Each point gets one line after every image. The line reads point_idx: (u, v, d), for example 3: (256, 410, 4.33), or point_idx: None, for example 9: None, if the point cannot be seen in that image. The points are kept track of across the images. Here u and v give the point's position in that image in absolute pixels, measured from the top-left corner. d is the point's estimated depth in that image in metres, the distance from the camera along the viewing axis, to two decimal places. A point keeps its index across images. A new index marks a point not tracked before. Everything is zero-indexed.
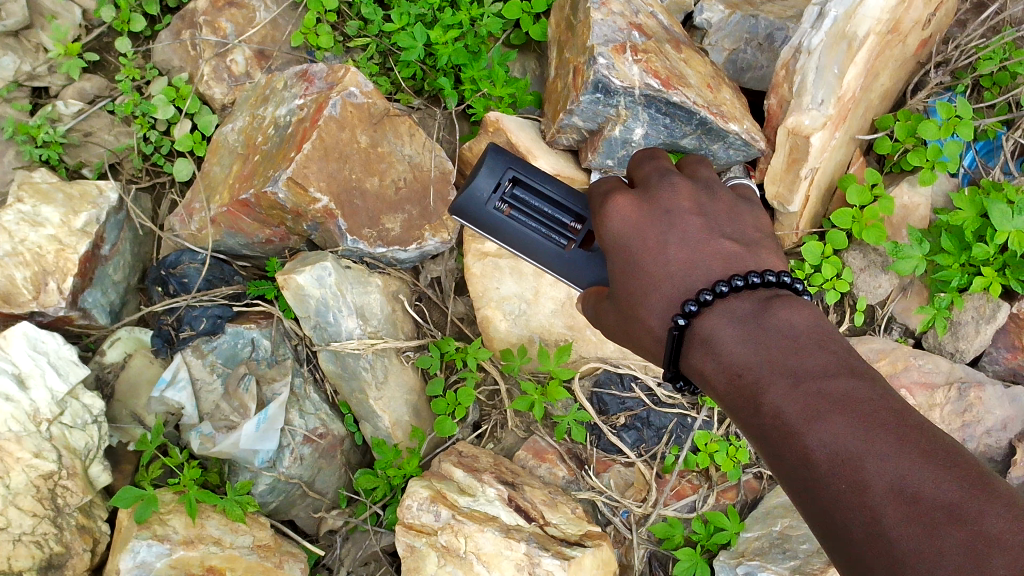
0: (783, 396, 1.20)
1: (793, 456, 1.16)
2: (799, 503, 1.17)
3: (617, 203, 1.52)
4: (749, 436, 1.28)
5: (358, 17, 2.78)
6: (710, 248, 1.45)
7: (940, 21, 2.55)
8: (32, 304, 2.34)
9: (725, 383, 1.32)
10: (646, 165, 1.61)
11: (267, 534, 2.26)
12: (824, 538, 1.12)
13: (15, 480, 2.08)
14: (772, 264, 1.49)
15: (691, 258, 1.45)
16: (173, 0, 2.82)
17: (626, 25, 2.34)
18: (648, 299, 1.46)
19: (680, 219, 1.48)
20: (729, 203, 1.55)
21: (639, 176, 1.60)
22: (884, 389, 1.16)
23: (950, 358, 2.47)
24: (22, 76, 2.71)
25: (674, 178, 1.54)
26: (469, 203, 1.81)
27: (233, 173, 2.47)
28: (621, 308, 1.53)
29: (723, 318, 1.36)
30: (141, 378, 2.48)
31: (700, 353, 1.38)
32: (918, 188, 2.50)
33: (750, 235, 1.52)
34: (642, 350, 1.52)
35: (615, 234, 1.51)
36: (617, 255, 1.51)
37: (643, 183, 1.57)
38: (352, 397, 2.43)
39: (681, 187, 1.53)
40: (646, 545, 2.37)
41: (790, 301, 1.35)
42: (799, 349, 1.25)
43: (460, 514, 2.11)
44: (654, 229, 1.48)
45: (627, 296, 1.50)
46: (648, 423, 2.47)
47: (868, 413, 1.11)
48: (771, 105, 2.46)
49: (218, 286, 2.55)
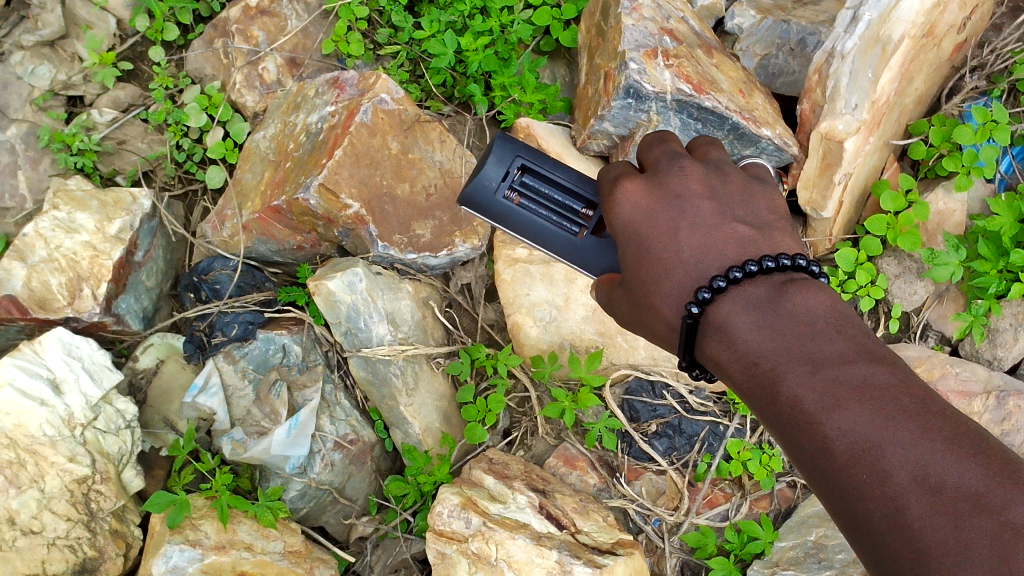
0: (800, 383, 1.19)
1: (812, 445, 1.15)
2: (818, 492, 1.16)
3: (627, 188, 1.50)
4: (765, 422, 1.27)
5: (389, 24, 2.78)
6: (723, 234, 1.44)
7: (975, 25, 2.52)
8: (67, 310, 2.37)
9: (741, 371, 1.31)
10: (654, 149, 1.59)
11: (298, 540, 2.27)
12: (845, 528, 1.11)
13: (50, 484, 2.10)
14: (789, 247, 1.47)
15: (703, 244, 1.44)
16: (206, 10, 2.84)
17: (657, 31, 2.33)
18: (660, 288, 1.45)
19: (690, 204, 1.46)
20: (742, 183, 1.53)
21: (649, 160, 1.58)
22: (904, 374, 1.14)
23: (988, 366, 2.44)
24: (58, 85, 2.75)
25: (685, 162, 1.52)
26: (477, 193, 1.80)
27: (265, 180, 2.48)
28: (633, 298, 1.53)
29: (737, 305, 1.34)
30: (174, 383, 2.51)
31: (715, 340, 1.37)
32: (954, 194, 2.48)
33: (764, 217, 1.50)
34: (656, 337, 1.53)
35: (626, 221, 1.49)
36: (627, 242, 1.50)
37: (652, 168, 1.55)
38: (383, 403, 2.43)
39: (690, 172, 1.51)
40: (678, 554, 2.35)
41: (805, 284, 1.33)
42: (817, 334, 1.24)
43: (492, 521, 2.10)
44: (665, 215, 1.46)
45: (639, 285, 1.49)
46: (680, 430, 2.45)
47: (887, 401, 1.10)
48: (803, 109, 2.45)
49: (250, 292, 2.56)
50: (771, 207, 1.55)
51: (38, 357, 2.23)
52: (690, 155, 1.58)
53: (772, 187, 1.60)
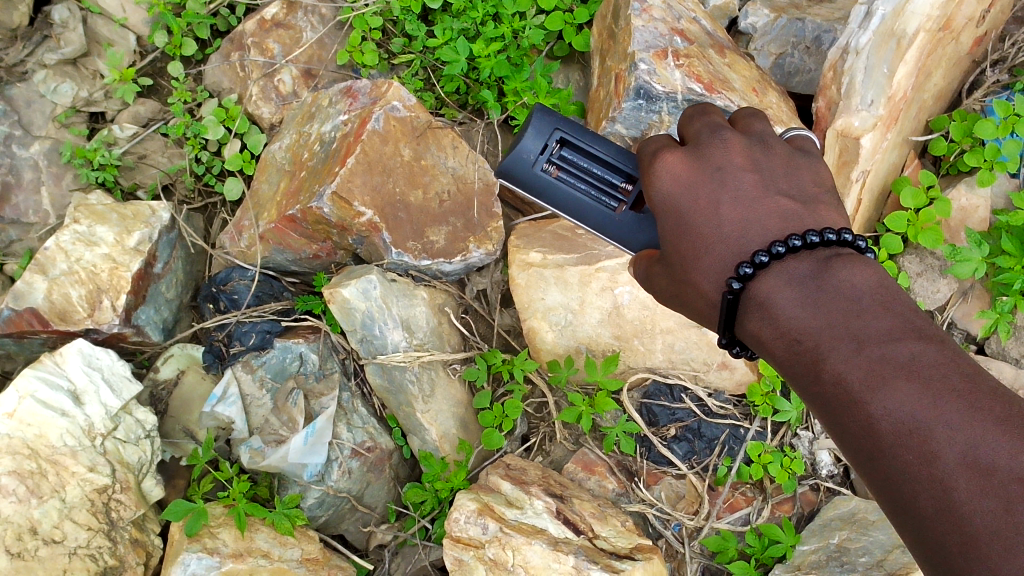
0: (845, 361, 1.18)
1: (857, 424, 1.14)
2: (865, 471, 1.16)
3: (666, 160, 1.51)
4: (809, 401, 1.26)
5: (403, 34, 2.80)
6: (766, 207, 1.43)
7: (995, 18, 2.48)
8: (87, 321, 2.39)
9: (784, 349, 1.30)
10: (697, 121, 1.59)
11: (315, 548, 2.27)
12: (892, 510, 1.11)
13: (71, 494, 2.12)
14: (832, 220, 1.45)
15: (745, 217, 1.43)
16: (223, 25, 2.89)
17: (667, 31, 2.32)
18: (701, 262, 1.46)
19: (732, 177, 1.46)
20: (786, 155, 1.52)
21: (690, 133, 1.58)
22: (953, 352, 1.12)
23: (1015, 365, 2.37)
24: (80, 102, 2.80)
25: (726, 133, 1.53)
26: (516, 165, 1.86)
27: (281, 190, 2.49)
28: (676, 275, 1.52)
29: (780, 280, 1.33)
30: (194, 394, 2.53)
31: (756, 316, 1.36)
32: (976, 190, 2.45)
33: (808, 190, 1.49)
34: (697, 314, 1.53)
35: (666, 192, 1.50)
36: (667, 216, 1.51)
37: (693, 140, 1.56)
38: (400, 410, 2.43)
39: (732, 144, 1.51)
40: (698, 559, 2.32)
41: (850, 259, 1.31)
42: (861, 310, 1.22)
43: (508, 527, 2.08)
44: (705, 188, 1.46)
45: (681, 260, 1.49)
46: (699, 434, 2.43)
47: (935, 379, 1.08)
48: (819, 108, 2.41)
49: (267, 302, 2.57)
50: (816, 177, 1.52)
51: (59, 368, 2.25)
52: (733, 127, 1.58)
53: (819, 158, 1.57)
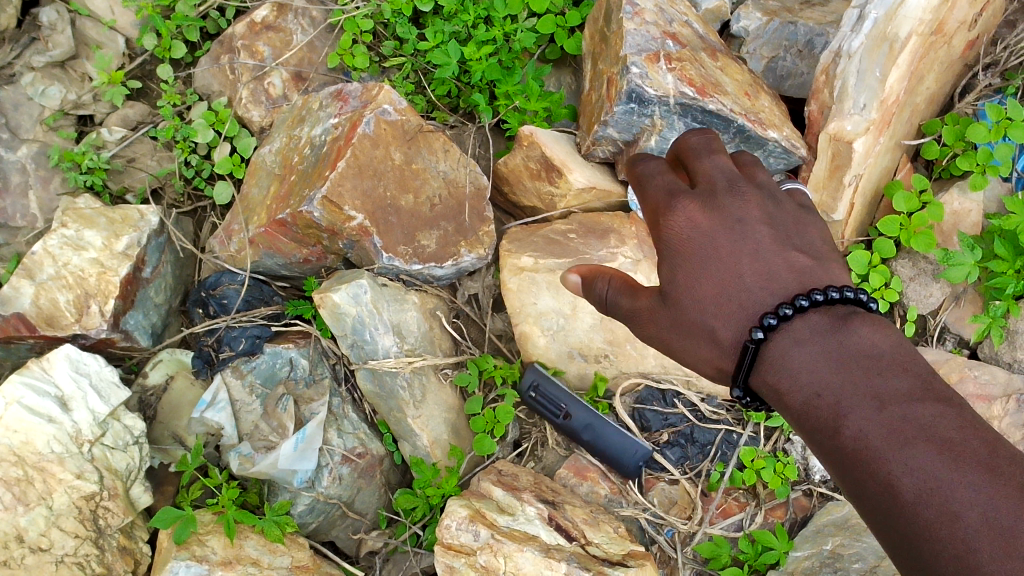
0: (867, 419, 1.25)
1: (876, 481, 1.20)
2: (880, 528, 1.21)
3: (688, 208, 1.58)
4: (824, 455, 1.32)
5: (393, 37, 2.78)
6: (784, 260, 1.52)
7: (987, 21, 2.47)
8: (75, 327, 2.37)
9: (802, 404, 1.36)
10: (705, 159, 1.66)
11: (305, 555, 2.25)
12: (906, 565, 1.16)
13: (58, 501, 2.09)
14: (840, 276, 1.54)
15: (765, 271, 1.51)
16: (213, 27, 2.87)
17: (660, 35, 2.31)
18: (717, 309, 1.51)
19: (751, 230, 1.55)
20: (794, 214, 1.63)
21: (700, 171, 1.65)
22: (971, 418, 1.20)
23: (1007, 369, 2.37)
24: (68, 105, 2.78)
25: (743, 187, 1.61)
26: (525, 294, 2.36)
27: (270, 194, 2.47)
28: (680, 317, 1.56)
29: (800, 336, 1.41)
30: (183, 399, 2.51)
31: (774, 369, 1.42)
32: (969, 194, 2.42)
33: (816, 246, 1.59)
34: (699, 358, 1.56)
35: (685, 236, 1.57)
36: (682, 258, 1.56)
37: (707, 182, 1.63)
38: (391, 416, 2.41)
39: (749, 198, 1.60)
40: (691, 565, 2.29)
41: (867, 321, 1.39)
42: (883, 370, 1.30)
43: (500, 533, 2.06)
44: (726, 238, 1.54)
45: (692, 303, 1.54)
46: (692, 439, 2.42)
47: (956, 444, 1.15)
48: (811, 111, 2.41)
49: (258, 307, 2.55)
50: None
51: (45, 374, 2.23)
52: (740, 175, 1.67)
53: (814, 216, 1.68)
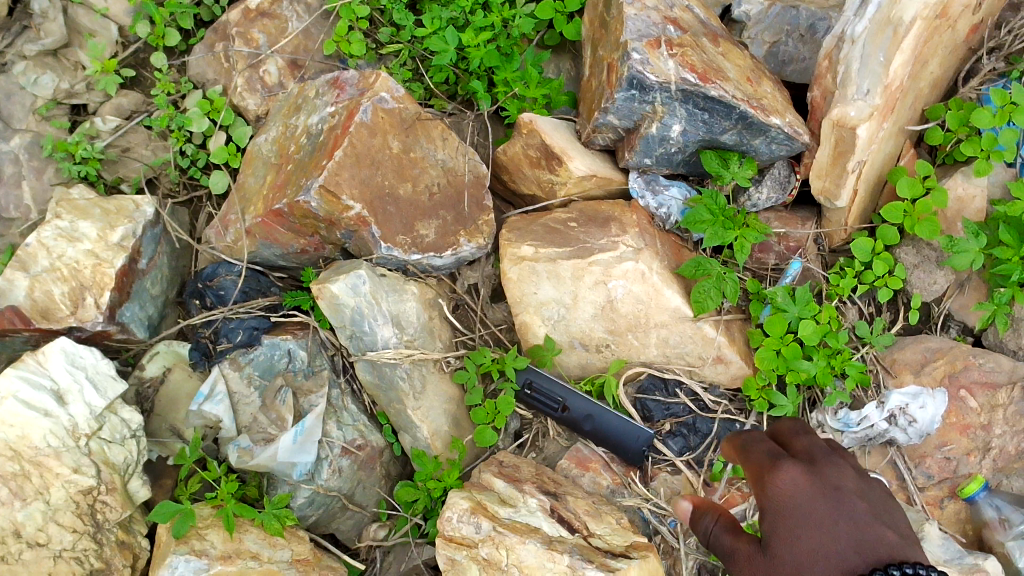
0: None
1: None
2: None
3: (789, 470, 1.60)
4: None
5: (390, 23, 2.74)
6: (877, 536, 1.50)
7: (991, 5, 2.44)
8: (70, 319, 2.34)
9: None
10: (802, 437, 1.74)
11: (305, 549, 2.24)
12: None
13: (54, 496, 2.07)
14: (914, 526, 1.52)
15: (858, 531, 1.50)
16: (207, 14, 2.83)
17: (661, 20, 2.28)
18: (811, 532, 1.51)
19: (847, 498, 1.55)
20: (886, 497, 1.65)
21: (797, 445, 1.72)
22: None
23: (1012, 357, 2.34)
24: (61, 94, 2.74)
25: (838, 459, 1.66)
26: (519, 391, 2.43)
27: (267, 183, 2.44)
28: (777, 568, 1.52)
29: None
30: (180, 391, 2.48)
31: None
32: (973, 179, 2.41)
33: (905, 529, 1.57)
34: None
35: (781, 492, 1.57)
36: (776, 517, 1.55)
37: (804, 454, 1.68)
38: (391, 407, 2.39)
39: (845, 472, 1.63)
40: (695, 556, 2.27)
41: None
42: None
43: (501, 526, 2.05)
44: (823, 503, 1.54)
45: (787, 523, 1.53)
46: (694, 429, 2.41)
47: None
48: (814, 97, 2.39)
49: (255, 298, 2.52)
50: None
51: (41, 367, 2.20)
52: (835, 450, 1.72)
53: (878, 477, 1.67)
